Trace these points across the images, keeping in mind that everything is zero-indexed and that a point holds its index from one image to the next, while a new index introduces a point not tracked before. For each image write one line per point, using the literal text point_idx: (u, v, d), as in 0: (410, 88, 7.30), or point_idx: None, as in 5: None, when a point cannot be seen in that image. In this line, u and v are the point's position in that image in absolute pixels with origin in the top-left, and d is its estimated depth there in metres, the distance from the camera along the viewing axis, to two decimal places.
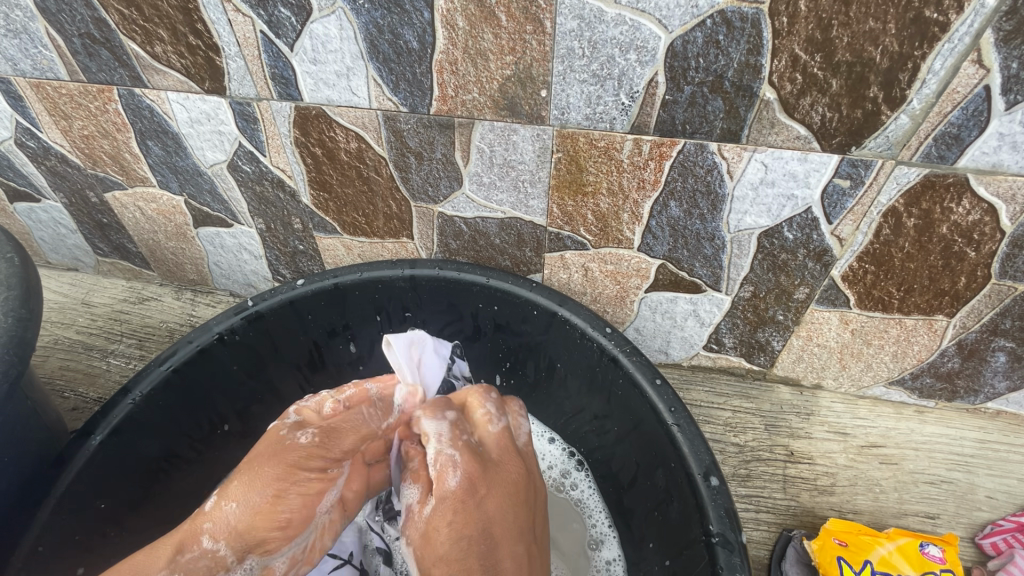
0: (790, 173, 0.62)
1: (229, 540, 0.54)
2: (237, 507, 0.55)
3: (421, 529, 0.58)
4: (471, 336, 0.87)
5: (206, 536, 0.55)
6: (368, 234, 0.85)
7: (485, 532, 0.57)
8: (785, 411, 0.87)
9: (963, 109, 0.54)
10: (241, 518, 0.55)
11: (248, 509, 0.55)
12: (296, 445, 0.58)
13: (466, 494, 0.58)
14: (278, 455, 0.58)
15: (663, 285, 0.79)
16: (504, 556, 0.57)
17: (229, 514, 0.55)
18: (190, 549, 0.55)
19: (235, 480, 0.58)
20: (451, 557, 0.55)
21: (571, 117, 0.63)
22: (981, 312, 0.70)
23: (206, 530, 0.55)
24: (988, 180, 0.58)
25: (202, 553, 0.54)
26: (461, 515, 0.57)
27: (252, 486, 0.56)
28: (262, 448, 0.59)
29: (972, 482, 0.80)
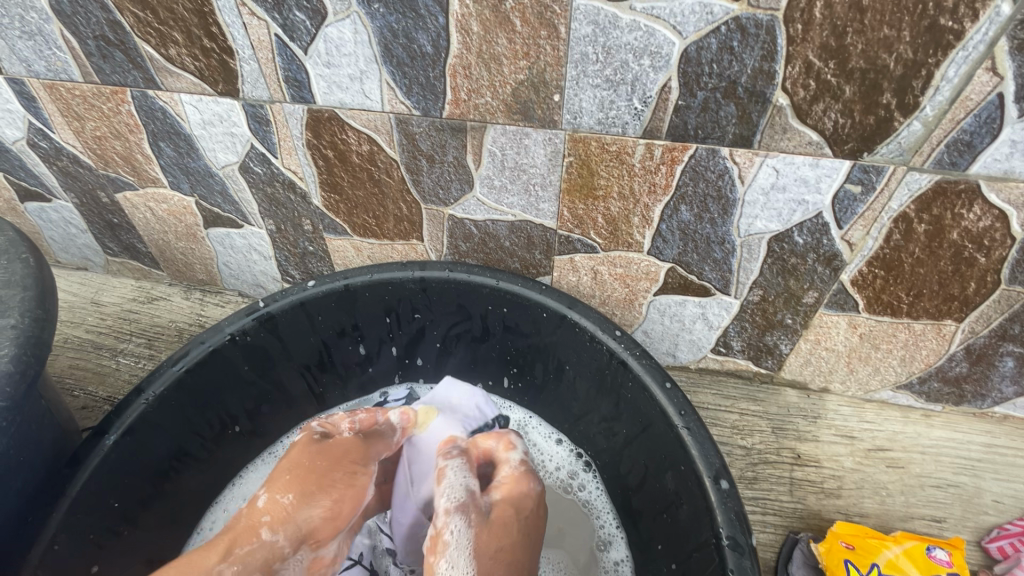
0: (802, 178, 0.62)
1: (288, 533, 0.62)
2: (295, 504, 0.63)
3: (484, 519, 0.66)
4: (479, 337, 0.88)
5: (265, 528, 0.61)
6: (378, 235, 0.85)
7: (530, 538, 0.67)
8: (792, 414, 0.87)
9: (976, 116, 0.54)
10: (304, 508, 0.64)
11: (302, 510, 0.64)
12: (339, 443, 0.69)
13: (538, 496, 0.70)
14: (338, 465, 0.68)
15: (672, 288, 0.79)
16: (537, 553, 0.67)
17: (289, 505, 0.63)
18: (248, 541, 0.60)
19: (287, 480, 0.65)
20: (517, 540, 0.65)
21: (584, 122, 0.64)
22: (990, 317, 0.70)
23: (267, 521, 0.62)
24: (999, 187, 0.58)
25: (262, 544, 0.61)
26: (531, 506, 0.68)
27: (302, 486, 0.65)
28: (304, 450, 0.68)
29: (978, 486, 0.81)
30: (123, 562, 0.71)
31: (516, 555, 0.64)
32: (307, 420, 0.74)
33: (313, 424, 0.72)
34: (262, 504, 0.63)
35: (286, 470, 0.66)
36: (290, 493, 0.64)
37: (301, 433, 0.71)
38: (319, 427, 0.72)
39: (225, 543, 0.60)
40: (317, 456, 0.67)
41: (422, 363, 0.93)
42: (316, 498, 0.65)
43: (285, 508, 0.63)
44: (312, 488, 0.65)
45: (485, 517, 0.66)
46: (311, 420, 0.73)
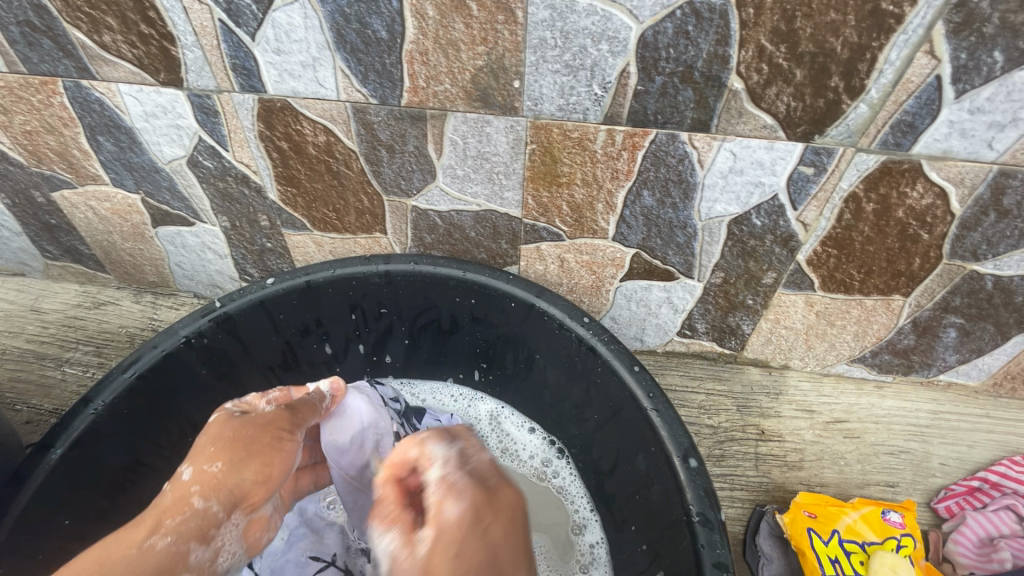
0: (758, 161, 0.64)
1: (220, 497, 0.55)
2: (224, 471, 0.55)
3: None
4: (448, 330, 0.86)
5: (195, 497, 0.54)
6: (339, 229, 0.83)
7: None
8: (755, 391, 0.90)
9: (917, 98, 0.56)
10: (235, 473, 0.56)
11: (231, 476, 0.56)
12: (261, 413, 0.62)
13: (468, 523, 0.46)
14: (272, 424, 0.60)
15: (637, 273, 0.80)
16: None
17: (218, 473, 0.55)
18: (179, 512, 0.53)
19: (208, 447, 0.57)
20: None
21: (545, 108, 0.63)
22: (934, 290, 0.74)
23: (196, 492, 0.54)
24: (940, 165, 0.61)
25: (196, 513, 0.54)
26: (465, 549, 0.44)
27: (229, 453, 0.57)
28: (220, 423, 0.60)
29: (927, 451, 0.86)
30: None
31: None
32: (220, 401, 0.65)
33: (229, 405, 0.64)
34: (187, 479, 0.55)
35: (209, 441, 0.58)
36: (217, 459, 0.56)
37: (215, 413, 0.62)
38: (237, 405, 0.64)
39: (151, 519, 0.53)
40: (242, 422, 0.60)
41: (391, 360, 0.92)
42: (249, 463, 0.57)
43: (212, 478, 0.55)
44: (243, 452, 0.57)
45: (410, 557, 0.45)
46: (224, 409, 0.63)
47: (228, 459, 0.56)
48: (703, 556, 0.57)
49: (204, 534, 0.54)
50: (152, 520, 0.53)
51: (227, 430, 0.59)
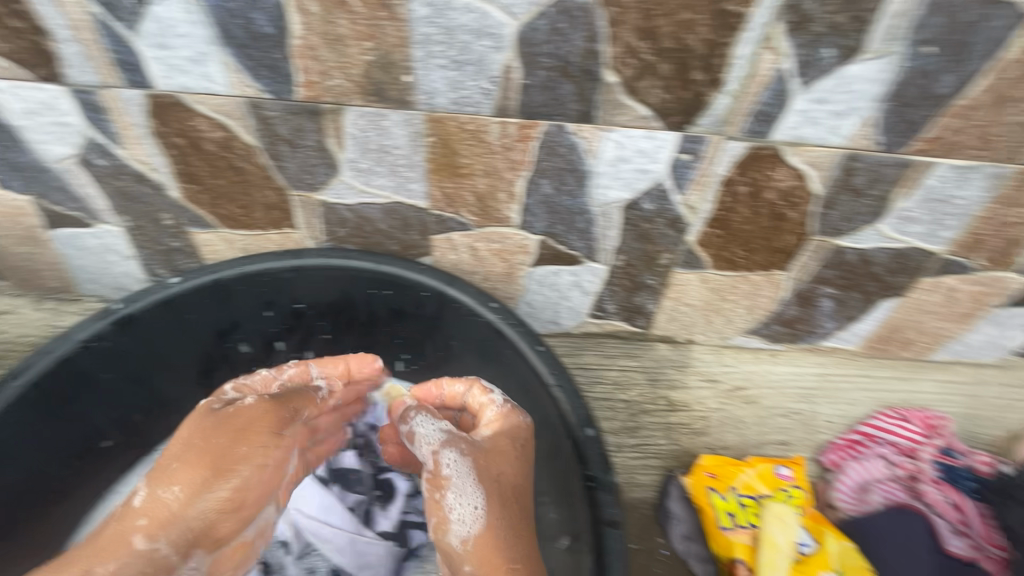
0: (641, 149, 0.69)
1: (167, 537, 0.66)
2: (179, 498, 0.66)
3: (482, 450, 0.70)
4: (368, 322, 0.88)
5: (138, 537, 0.65)
6: (248, 226, 0.82)
7: (519, 485, 0.70)
8: (664, 365, 0.96)
9: (769, 90, 0.62)
10: (192, 508, 0.67)
11: (191, 502, 0.67)
12: (242, 411, 0.71)
13: (528, 437, 0.73)
14: (239, 441, 0.69)
15: (546, 259, 0.84)
16: (538, 477, 0.73)
17: (168, 507, 0.66)
18: (121, 557, 0.64)
19: (169, 466, 0.68)
20: (510, 475, 0.70)
21: (438, 101, 0.66)
22: (808, 264, 0.82)
23: (142, 523, 0.65)
24: (797, 150, 0.68)
25: (136, 553, 0.64)
26: (519, 446, 0.72)
27: (186, 488, 0.67)
28: (198, 419, 0.71)
29: (814, 410, 0.95)
30: None
31: (516, 488, 0.70)
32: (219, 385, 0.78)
33: (226, 391, 0.76)
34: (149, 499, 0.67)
35: (174, 461, 0.68)
36: (177, 485, 0.67)
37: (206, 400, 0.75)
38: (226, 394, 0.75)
39: (80, 566, 0.63)
40: (214, 429, 0.69)
41: (314, 355, 0.92)
42: (219, 483, 0.68)
43: (143, 524, 0.65)
44: (212, 469, 0.68)
45: (478, 444, 0.71)
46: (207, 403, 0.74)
47: (186, 482, 0.67)
48: (599, 516, 0.62)
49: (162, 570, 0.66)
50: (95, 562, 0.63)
51: (191, 450, 0.68)
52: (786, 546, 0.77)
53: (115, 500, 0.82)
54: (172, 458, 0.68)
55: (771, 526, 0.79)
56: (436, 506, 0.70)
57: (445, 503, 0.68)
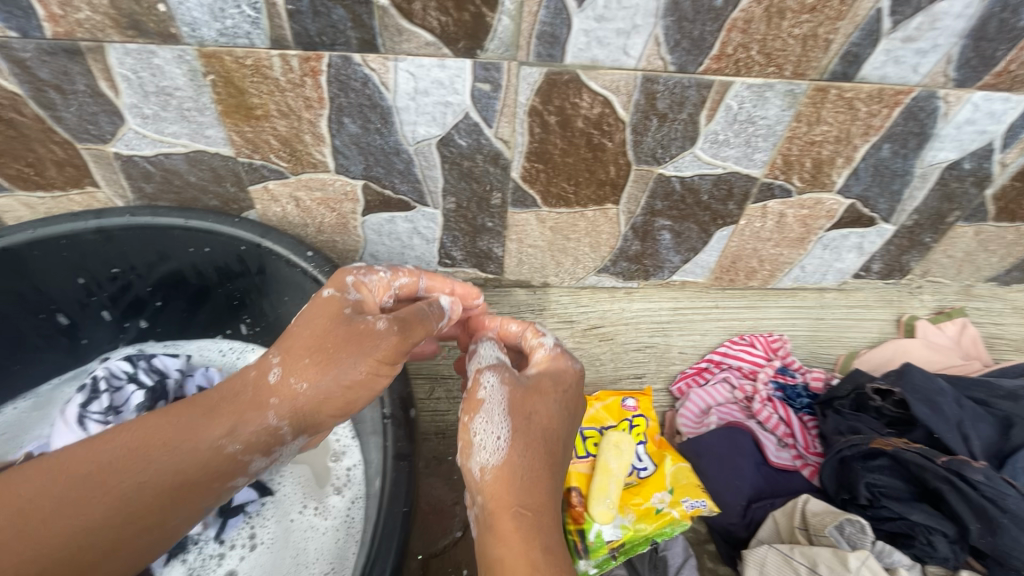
0: (436, 80, 0.67)
1: (294, 419, 0.58)
2: (310, 389, 0.57)
3: (525, 386, 0.60)
4: (198, 285, 0.84)
5: (272, 413, 0.57)
6: (45, 186, 0.76)
7: (543, 417, 0.58)
8: (521, 310, 0.96)
9: (546, 7, 0.61)
10: (311, 392, 0.57)
11: (320, 394, 0.57)
12: (376, 329, 0.58)
13: (553, 384, 0.61)
14: (355, 341, 0.57)
15: (375, 206, 0.81)
16: (557, 440, 0.58)
17: (298, 393, 0.57)
18: (254, 422, 0.56)
19: (304, 357, 0.57)
20: (546, 431, 0.57)
21: (205, 34, 0.62)
22: (637, 197, 0.82)
23: (276, 399, 0.57)
24: (594, 74, 0.67)
25: (266, 426, 0.57)
26: (543, 398, 0.59)
27: (309, 372, 0.57)
28: (330, 325, 0.58)
29: (668, 343, 0.97)
30: None
31: (549, 445, 0.57)
32: (339, 271, 0.63)
33: (346, 288, 0.62)
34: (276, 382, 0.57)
35: (303, 352, 0.57)
36: (304, 378, 0.57)
37: (329, 292, 0.61)
38: (353, 289, 0.62)
39: (228, 419, 0.56)
40: (345, 337, 0.57)
41: (148, 325, 0.87)
42: (335, 374, 0.57)
43: (300, 395, 0.57)
44: (333, 363, 0.57)
45: (520, 377, 0.61)
46: (319, 306, 0.60)
47: (314, 381, 0.57)
48: (390, 450, 0.62)
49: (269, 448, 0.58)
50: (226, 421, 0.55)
51: (329, 336, 0.57)
52: (618, 470, 0.79)
53: None
54: (305, 338, 0.58)
55: (605, 453, 0.81)
56: (468, 436, 0.57)
57: (471, 431, 0.57)
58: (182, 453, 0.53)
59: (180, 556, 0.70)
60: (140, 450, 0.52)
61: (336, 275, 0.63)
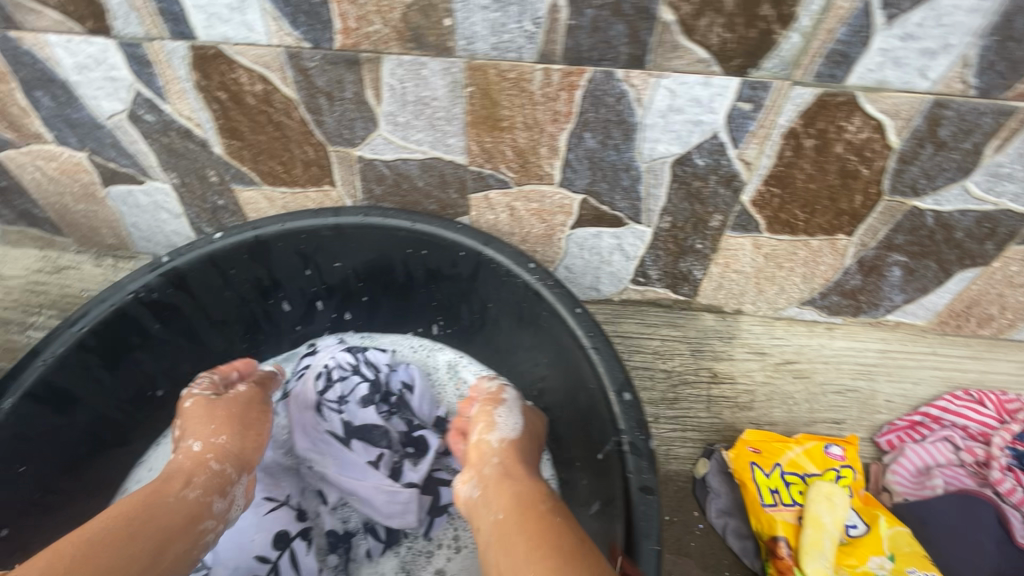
0: (695, 98, 0.64)
1: (233, 463, 0.64)
2: (228, 441, 0.65)
3: (535, 417, 0.74)
4: (404, 284, 0.87)
5: (213, 461, 0.63)
6: (289, 183, 0.82)
7: (533, 430, 0.71)
8: (709, 336, 0.92)
9: (848, 25, 0.56)
10: (230, 444, 0.65)
11: (236, 447, 0.66)
12: (238, 392, 0.72)
13: (538, 429, 0.73)
14: (223, 400, 0.70)
15: (587, 221, 0.80)
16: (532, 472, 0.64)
17: (222, 443, 0.65)
18: (201, 473, 0.61)
19: (208, 425, 0.66)
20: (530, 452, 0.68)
21: (479, 47, 0.63)
22: (877, 228, 0.75)
23: (212, 458, 0.63)
24: (875, 97, 0.61)
25: (214, 472, 0.62)
26: (537, 438, 0.72)
27: (230, 427, 0.67)
28: (212, 402, 0.69)
29: (873, 389, 0.88)
30: (45, 528, 0.70)
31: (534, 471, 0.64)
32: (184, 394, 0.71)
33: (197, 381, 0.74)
34: (199, 449, 0.64)
35: (205, 421, 0.67)
36: (222, 434, 0.66)
37: (189, 400, 0.70)
38: (233, 375, 0.76)
39: (177, 478, 0.60)
40: (234, 406, 0.70)
41: (351, 317, 0.92)
42: (215, 438, 0.65)
43: (225, 446, 0.65)
44: (230, 426, 0.67)
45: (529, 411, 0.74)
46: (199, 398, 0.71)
47: (229, 435, 0.66)
48: (632, 483, 0.57)
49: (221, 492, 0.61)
50: (179, 479, 0.60)
51: (219, 409, 0.68)
52: (833, 526, 0.72)
53: (172, 440, 0.82)
54: (200, 408, 0.68)
55: (817, 505, 0.74)
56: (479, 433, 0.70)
57: (494, 416, 0.71)
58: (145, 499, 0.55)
59: (394, 548, 0.72)
60: (121, 504, 0.54)
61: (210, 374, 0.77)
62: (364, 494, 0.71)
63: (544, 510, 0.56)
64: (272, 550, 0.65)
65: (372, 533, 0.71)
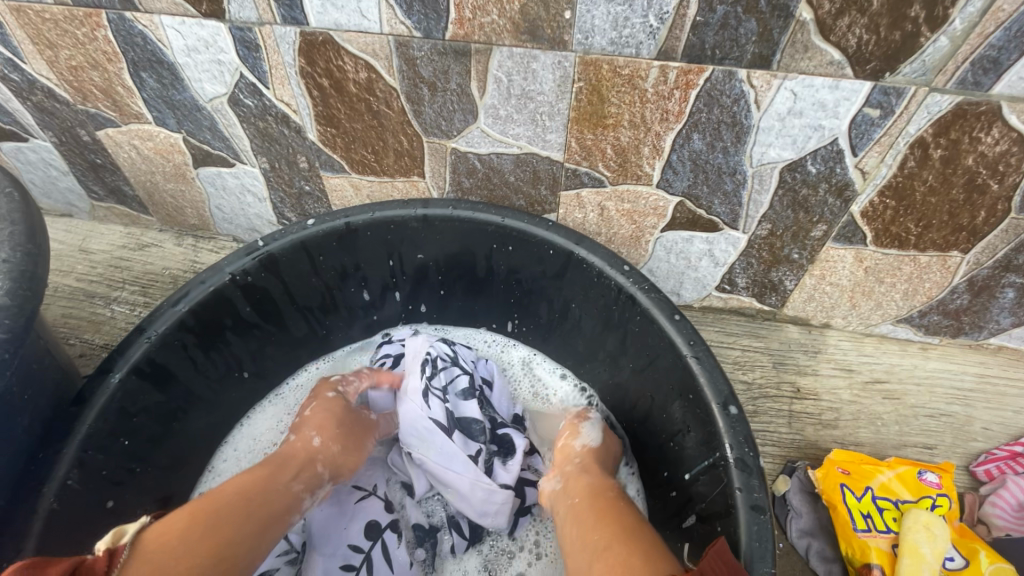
0: (820, 102, 0.61)
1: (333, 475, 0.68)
2: (340, 453, 0.69)
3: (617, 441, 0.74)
4: (484, 279, 0.86)
5: (321, 465, 0.67)
6: (377, 172, 0.82)
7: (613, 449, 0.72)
8: (792, 349, 0.89)
9: (1006, 29, 0.52)
10: (339, 455, 0.69)
11: (342, 459, 0.69)
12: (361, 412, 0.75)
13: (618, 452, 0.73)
14: (349, 416, 0.73)
15: (679, 224, 0.78)
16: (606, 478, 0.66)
17: (335, 452, 0.68)
18: (307, 472, 0.65)
19: (332, 427, 0.70)
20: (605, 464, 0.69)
21: (596, 42, 0.61)
22: (996, 247, 0.71)
23: (321, 460, 0.67)
24: (1021, 108, 0.57)
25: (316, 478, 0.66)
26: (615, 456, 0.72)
27: (346, 440, 0.70)
28: (343, 408, 0.73)
29: (969, 414, 0.84)
30: (140, 500, 0.72)
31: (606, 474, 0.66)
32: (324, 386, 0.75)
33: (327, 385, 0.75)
34: (316, 445, 0.67)
35: (325, 421, 0.70)
36: (337, 442, 0.69)
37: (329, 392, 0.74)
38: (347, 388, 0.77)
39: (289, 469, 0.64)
40: (355, 423, 0.73)
41: (426, 309, 0.92)
42: (331, 448, 0.68)
43: (334, 455, 0.68)
44: (347, 441, 0.70)
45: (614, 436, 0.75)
46: (328, 388, 0.75)
47: (343, 446, 0.70)
48: (741, 500, 0.56)
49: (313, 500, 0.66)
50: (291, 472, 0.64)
51: (344, 417, 0.72)
52: (932, 557, 0.69)
53: (254, 422, 0.85)
54: (328, 412, 0.71)
55: (914, 534, 0.71)
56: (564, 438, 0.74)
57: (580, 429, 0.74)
58: (263, 486, 0.60)
59: (477, 546, 0.73)
60: (245, 484, 0.59)
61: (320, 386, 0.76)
62: (461, 488, 0.71)
63: (616, 496, 0.61)
64: (365, 539, 0.68)
65: (456, 529, 0.73)
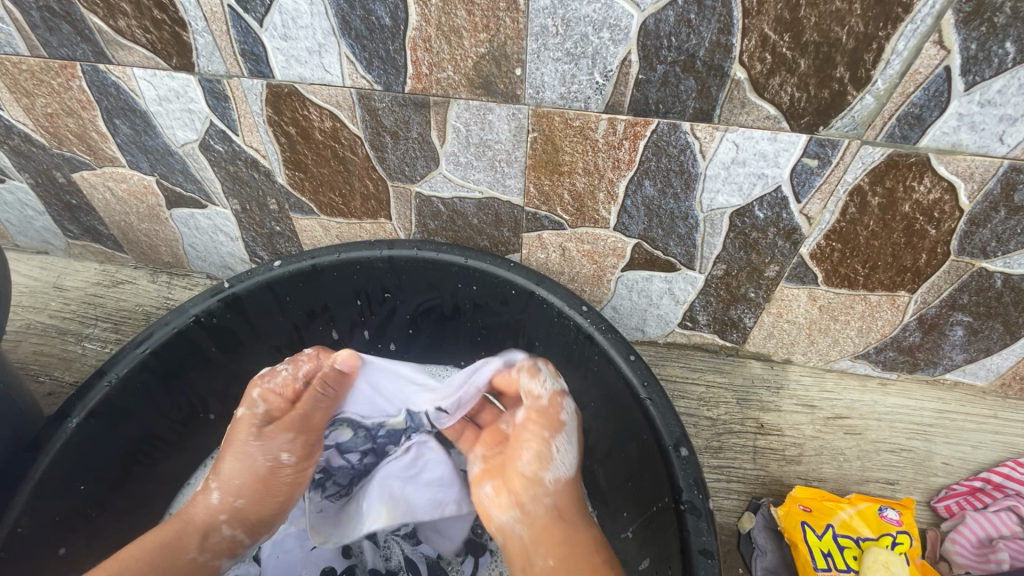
0: (761, 152, 0.64)
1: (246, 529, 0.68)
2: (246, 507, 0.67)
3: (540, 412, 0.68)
4: (451, 317, 0.87)
5: (225, 525, 0.67)
6: (346, 214, 0.85)
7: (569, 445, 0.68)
8: (756, 385, 0.90)
9: (925, 89, 0.55)
10: (256, 509, 0.68)
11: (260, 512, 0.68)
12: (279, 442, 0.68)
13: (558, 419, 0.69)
14: (251, 466, 0.67)
15: (638, 264, 0.81)
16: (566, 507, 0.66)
17: (240, 507, 0.67)
18: (215, 534, 0.66)
19: (236, 484, 0.67)
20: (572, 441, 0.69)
21: (546, 96, 0.64)
22: (941, 287, 0.73)
23: (224, 520, 0.67)
24: (948, 159, 0.60)
25: (224, 538, 0.67)
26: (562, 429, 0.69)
27: (255, 492, 0.68)
28: (240, 449, 0.68)
29: (929, 449, 0.85)
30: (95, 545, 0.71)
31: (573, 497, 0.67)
32: (249, 385, 0.70)
33: (253, 401, 0.69)
34: (216, 504, 0.67)
35: (234, 475, 0.67)
36: (239, 498, 0.67)
37: (242, 409, 0.70)
38: (258, 401, 0.69)
39: (184, 538, 0.65)
40: (259, 478, 0.68)
41: (395, 347, 0.93)
42: (240, 504, 0.67)
43: (240, 510, 0.67)
44: (269, 487, 0.68)
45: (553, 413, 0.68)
46: (250, 387, 0.70)
47: (248, 499, 0.67)
48: (691, 544, 0.57)
49: (232, 550, 0.68)
50: (190, 539, 0.65)
51: (238, 473, 0.67)
52: None
53: None
54: (253, 454, 0.68)
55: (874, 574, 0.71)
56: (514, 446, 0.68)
57: (552, 448, 0.65)
58: (156, 567, 0.62)
59: None
60: (127, 565, 0.61)
61: (245, 387, 0.71)
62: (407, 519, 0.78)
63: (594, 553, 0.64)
64: None
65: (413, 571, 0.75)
